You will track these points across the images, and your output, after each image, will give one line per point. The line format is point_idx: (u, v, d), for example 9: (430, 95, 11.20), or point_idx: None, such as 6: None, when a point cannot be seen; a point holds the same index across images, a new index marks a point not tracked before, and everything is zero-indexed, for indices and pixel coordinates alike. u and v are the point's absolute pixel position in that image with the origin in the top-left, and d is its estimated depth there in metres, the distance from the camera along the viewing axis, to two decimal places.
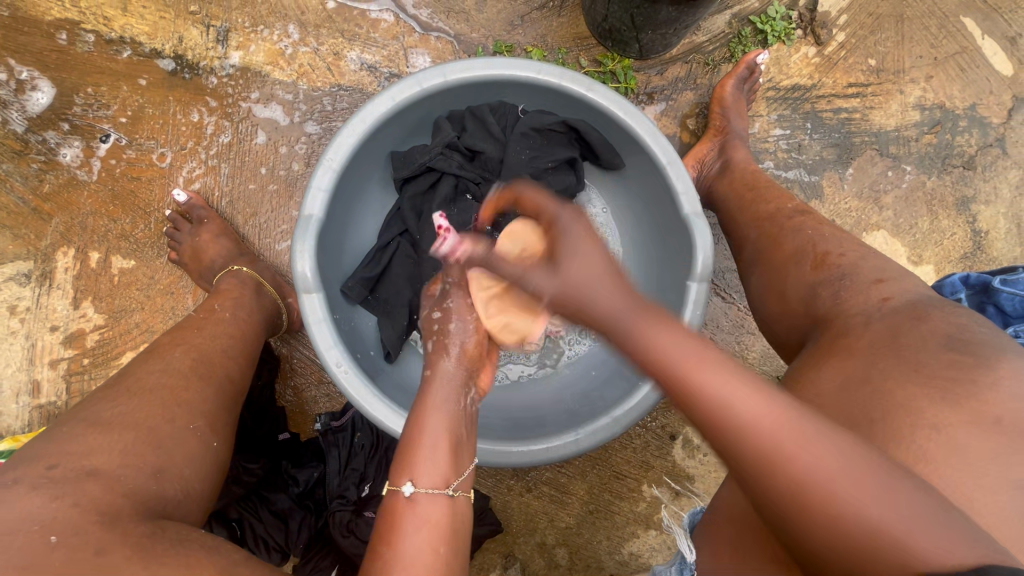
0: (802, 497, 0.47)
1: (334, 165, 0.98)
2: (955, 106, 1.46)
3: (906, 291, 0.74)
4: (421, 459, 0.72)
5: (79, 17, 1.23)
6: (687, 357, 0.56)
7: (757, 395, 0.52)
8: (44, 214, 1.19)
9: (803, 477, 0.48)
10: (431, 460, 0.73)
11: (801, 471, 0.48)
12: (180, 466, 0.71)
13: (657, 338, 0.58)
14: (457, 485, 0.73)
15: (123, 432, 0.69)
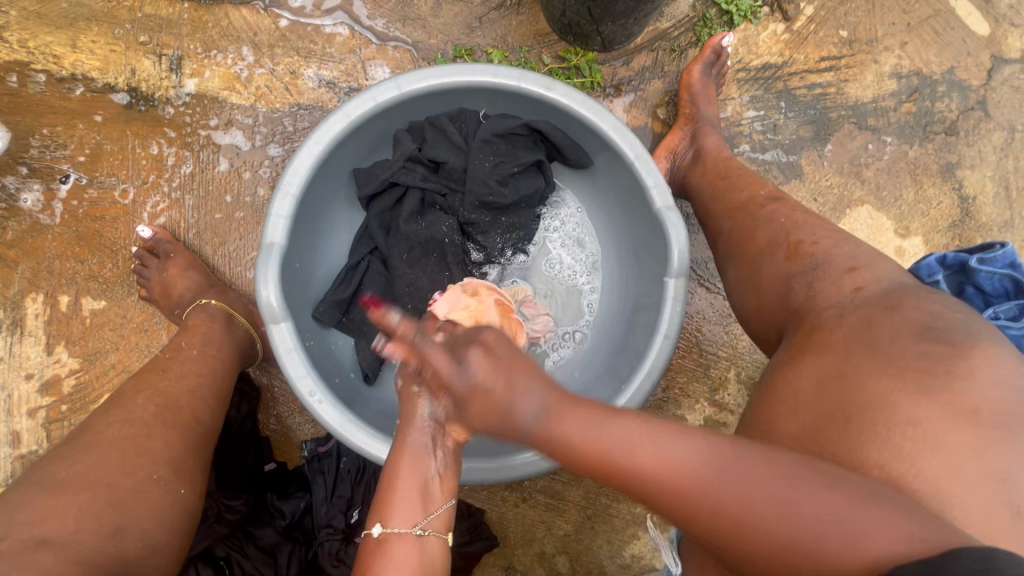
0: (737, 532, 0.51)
1: (293, 189, 0.96)
2: (932, 71, 1.42)
3: (879, 279, 0.72)
4: (396, 499, 0.71)
5: (29, 58, 1.21)
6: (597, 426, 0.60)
7: (658, 452, 0.57)
8: (10, 261, 1.17)
9: (733, 513, 0.52)
10: (406, 500, 0.71)
11: (726, 514, 0.52)
12: (142, 521, 0.70)
13: (568, 429, 0.61)
14: (427, 523, 0.71)
15: (80, 492, 0.68)
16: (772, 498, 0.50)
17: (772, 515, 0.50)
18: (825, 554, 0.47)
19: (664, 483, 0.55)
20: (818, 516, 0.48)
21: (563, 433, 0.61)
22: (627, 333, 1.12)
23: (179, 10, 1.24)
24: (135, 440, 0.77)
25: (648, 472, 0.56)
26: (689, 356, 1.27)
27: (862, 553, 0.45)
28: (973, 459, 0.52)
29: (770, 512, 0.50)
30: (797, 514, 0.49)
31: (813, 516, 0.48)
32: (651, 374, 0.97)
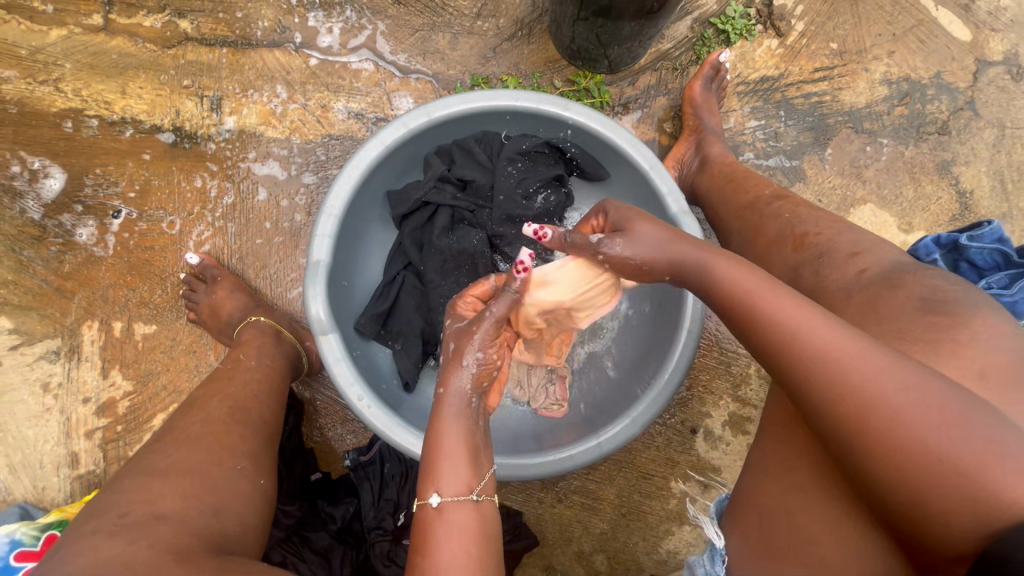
0: (869, 431, 0.56)
1: (336, 211, 1.04)
2: (920, 76, 1.51)
3: (880, 260, 0.79)
4: (443, 466, 0.74)
5: (82, 105, 1.31)
6: (789, 328, 0.63)
7: (825, 328, 0.61)
8: (67, 292, 1.25)
9: (882, 424, 0.55)
10: (452, 468, 0.74)
11: (874, 425, 0.55)
12: (235, 507, 0.74)
13: (735, 278, 0.70)
14: (480, 489, 0.74)
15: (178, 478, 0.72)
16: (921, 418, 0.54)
17: (915, 435, 0.54)
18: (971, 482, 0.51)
19: (814, 376, 0.60)
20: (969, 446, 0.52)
21: (718, 282, 0.72)
22: (651, 335, 1.18)
23: (218, 54, 1.35)
24: (218, 434, 0.81)
25: (796, 347, 0.61)
26: (710, 354, 1.29)
27: (1009, 496, 0.50)
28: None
29: (913, 435, 0.54)
30: (945, 437, 0.53)
31: (964, 454, 0.52)
32: (678, 369, 1.03)
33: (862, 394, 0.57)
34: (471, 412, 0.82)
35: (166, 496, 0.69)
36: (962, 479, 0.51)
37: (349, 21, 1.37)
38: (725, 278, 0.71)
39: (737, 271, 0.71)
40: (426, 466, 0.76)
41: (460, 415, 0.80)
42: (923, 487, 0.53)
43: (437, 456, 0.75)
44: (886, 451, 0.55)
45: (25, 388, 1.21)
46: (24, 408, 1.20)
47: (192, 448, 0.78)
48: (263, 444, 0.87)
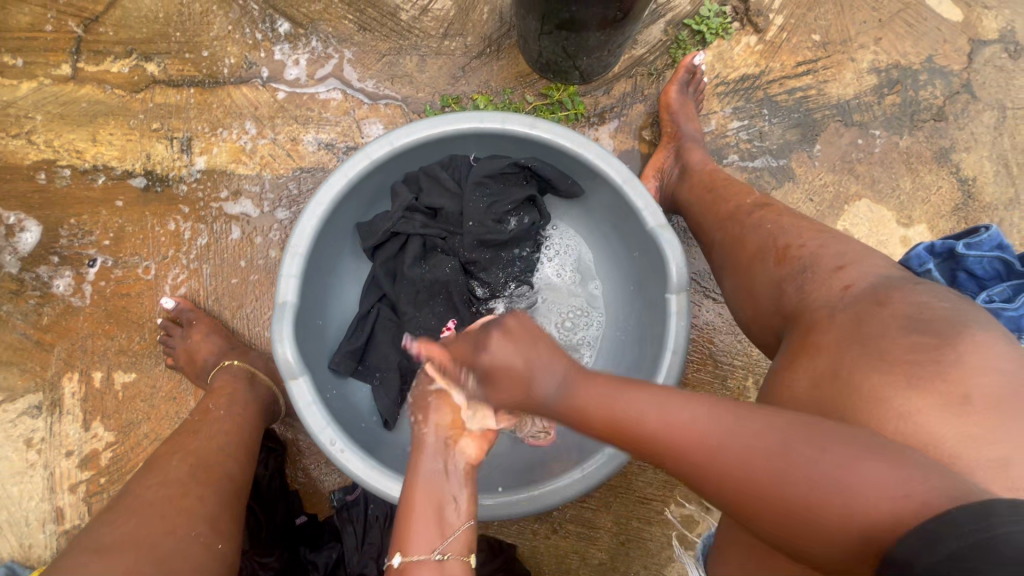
0: (745, 485, 0.55)
1: (300, 250, 1.01)
2: (911, 62, 1.44)
3: (868, 273, 0.74)
4: (413, 526, 0.72)
5: (55, 155, 1.31)
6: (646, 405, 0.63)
7: (662, 413, 0.62)
8: (46, 344, 1.24)
9: (746, 466, 0.55)
10: (422, 529, 0.73)
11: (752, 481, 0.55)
12: None
13: (588, 398, 0.65)
14: (444, 548, 0.72)
15: (124, 553, 0.74)
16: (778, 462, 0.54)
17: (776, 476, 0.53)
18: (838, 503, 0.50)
19: (667, 436, 0.61)
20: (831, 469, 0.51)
21: (586, 408, 0.65)
22: (637, 354, 1.13)
23: (186, 95, 1.34)
24: (175, 498, 0.84)
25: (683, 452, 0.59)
26: (703, 368, 1.26)
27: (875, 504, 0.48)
28: (972, 448, 0.54)
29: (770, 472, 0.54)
30: (811, 469, 0.52)
31: (825, 475, 0.51)
32: None
33: (704, 457, 0.58)
34: (445, 467, 0.78)
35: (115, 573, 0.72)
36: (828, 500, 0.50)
37: (315, 51, 1.35)
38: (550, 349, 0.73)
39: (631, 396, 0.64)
40: (399, 523, 0.74)
41: (433, 473, 0.77)
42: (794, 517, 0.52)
43: (408, 517, 0.73)
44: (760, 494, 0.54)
45: (10, 444, 1.22)
46: (9, 465, 1.21)
47: (146, 516, 0.80)
48: (222, 504, 0.89)
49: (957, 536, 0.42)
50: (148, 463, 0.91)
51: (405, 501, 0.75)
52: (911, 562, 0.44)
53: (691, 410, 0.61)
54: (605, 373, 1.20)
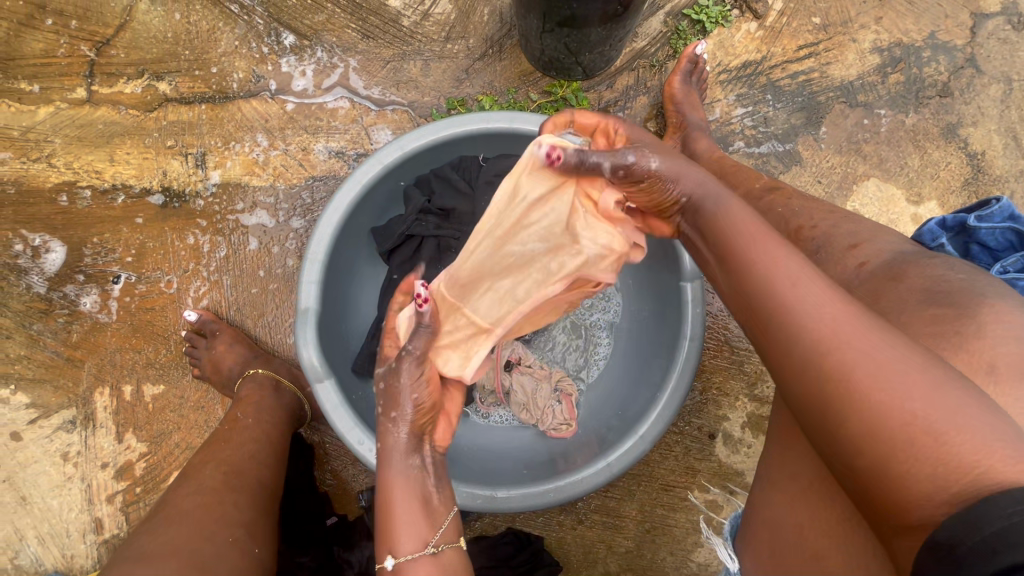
0: (844, 387, 0.50)
1: (319, 256, 1.03)
2: (913, 39, 1.43)
3: (881, 250, 0.75)
4: (398, 526, 0.76)
5: (75, 177, 1.35)
6: (795, 291, 0.59)
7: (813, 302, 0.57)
8: (76, 360, 1.28)
9: (875, 379, 0.49)
10: (407, 528, 0.76)
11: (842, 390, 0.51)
12: None
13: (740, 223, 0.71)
14: (437, 540, 0.76)
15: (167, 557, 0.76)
16: (897, 377, 0.49)
17: (878, 389, 0.49)
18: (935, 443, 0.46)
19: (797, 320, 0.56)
20: (953, 414, 0.46)
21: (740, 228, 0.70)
22: (654, 343, 1.14)
23: (198, 111, 1.37)
24: (210, 505, 0.87)
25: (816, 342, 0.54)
26: (721, 355, 1.24)
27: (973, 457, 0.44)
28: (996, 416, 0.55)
29: (873, 378, 0.49)
30: (943, 408, 0.47)
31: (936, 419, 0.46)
32: (683, 379, 1.00)
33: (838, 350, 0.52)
34: (416, 460, 0.82)
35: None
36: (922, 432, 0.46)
37: (321, 61, 1.38)
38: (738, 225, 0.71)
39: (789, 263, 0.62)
40: (381, 526, 0.77)
41: (403, 471, 0.80)
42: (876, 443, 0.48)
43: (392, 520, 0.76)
44: (843, 397, 0.50)
45: (47, 459, 1.25)
46: (47, 479, 1.25)
47: (186, 522, 0.83)
48: (256, 509, 0.92)
49: (991, 523, 0.41)
50: (183, 473, 0.94)
51: (384, 502, 0.78)
52: (956, 543, 0.43)
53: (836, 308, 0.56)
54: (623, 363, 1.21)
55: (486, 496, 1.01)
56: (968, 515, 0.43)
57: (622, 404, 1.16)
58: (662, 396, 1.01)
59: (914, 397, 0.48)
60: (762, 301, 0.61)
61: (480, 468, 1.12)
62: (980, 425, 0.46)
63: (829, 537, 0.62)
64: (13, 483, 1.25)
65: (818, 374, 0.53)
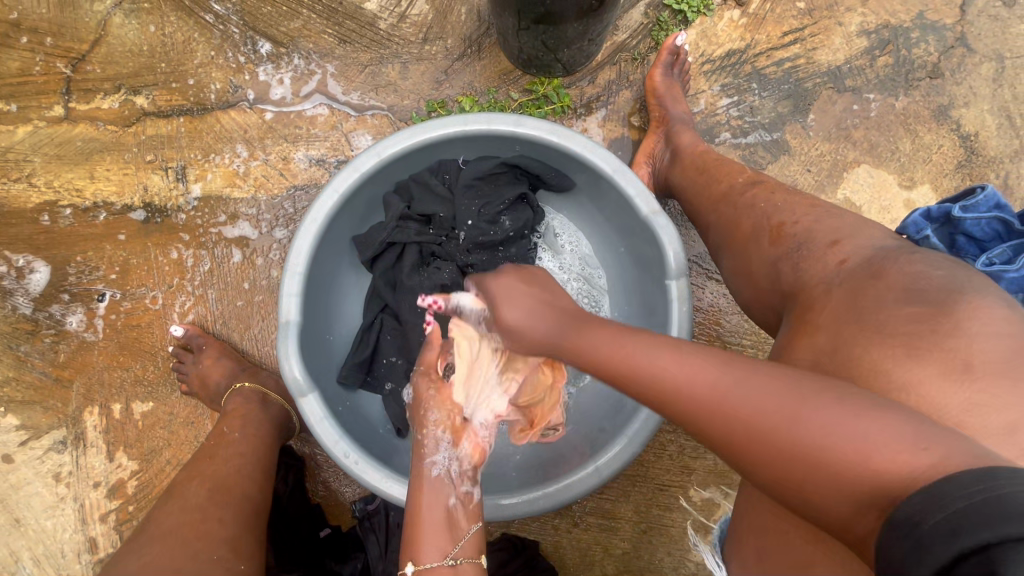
0: (783, 462, 0.53)
1: (299, 268, 1.02)
2: (901, 21, 1.40)
3: (863, 246, 0.72)
4: (423, 531, 0.80)
5: (56, 196, 1.34)
6: (622, 346, 0.69)
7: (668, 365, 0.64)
8: (65, 380, 1.28)
9: (799, 443, 0.52)
10: (433, 537, 0.80)
11: (744, 429, 0.56)
12: None
13: (585, 339, 0.72)
14: (456, 552, 0.79)
15: None
16: (774, 416, 0.55)
17: (768, 428, 0.55)
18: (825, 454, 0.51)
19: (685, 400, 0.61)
20: (831, 425, 0.51)
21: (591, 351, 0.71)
22: None
23: (177, 124, 1.36)
24: (195, 524, 0.86)
25: (736, 415, 0.57)
26: None
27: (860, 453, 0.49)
28: (973, 416, 0.54)
29: (764, 425, 0.55)
30: (844, 436, 0.50)
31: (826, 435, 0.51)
32: None
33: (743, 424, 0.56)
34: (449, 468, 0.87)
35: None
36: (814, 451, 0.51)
37: (299, 69, 1.36)
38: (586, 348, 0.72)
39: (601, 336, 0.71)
40: (410, 531, 0.82)
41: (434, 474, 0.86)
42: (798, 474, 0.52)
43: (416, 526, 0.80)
44: (749, 443, 0.56)
45: (39, 480, 1.26)
46: (40, 500, 1.25)
47: (168, 543, 0.82)
48: (243, 525, 0.91)
49: (962, 497, 0.41)
50: (169, 490, 0.93)
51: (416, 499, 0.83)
52: (918, 521, 0.42)
53: (684, 354, 0.64)
54: None
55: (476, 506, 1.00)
56: (934, 494, 0.43)
57: (614, 404, 1.14)
58: None
59: (798, 429, 0.53)
60: (590, 349, 0.71)
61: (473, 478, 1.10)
62: (877, 425, 0.50)
63: (816, 541, 0.61)
64: (7, 505, 1.25)
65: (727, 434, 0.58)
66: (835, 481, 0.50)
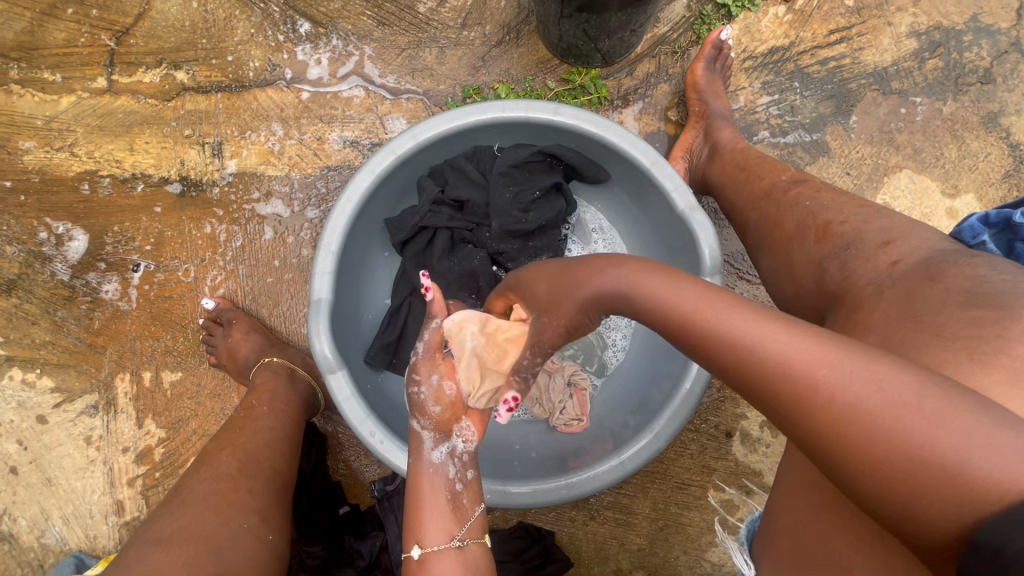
0: (851, 454, 0.48)
1: (332, 248, 1.02)
2: (953, 22, 1.36)
3: (916, 249, 0.70)
4: (424, 520, 0.80)
5: (96, 166, 1.36)
6: (711, 317, 0.58)
7: (753, 348, 0.54)
8: (98, 347, 1.31)
9: (906, 443, 0.45)
10: (434, 521, 0.80)
11: (848, 416, 0.48)
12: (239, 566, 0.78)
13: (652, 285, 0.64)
14: (462, 535, 0.80)
15: (184, 545, 0.77)
16: (901, 419, 0.46)
17: (890, 435, 0.46)
18: (943, 482, 0.44)
19: (767, 373, 0.53)
20: (963, 440, 0.44)
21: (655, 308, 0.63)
22: (672, 339, 1.12)
23: (214, 100, 1.37)
24: (226, 493, 0.87)
25: (793, 380, 0.51)
26: None
27: (992, 483, 0.42)
28: None
29: (885, 428, 0.46)
30: (942, 438, 0.44)
31: (959, 447, 0.44)
32: (700, 376, 0.98)
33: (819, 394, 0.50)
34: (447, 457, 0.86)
35: (173, 563, 0.74)
36: (940, 476, 0.44)
37: (336, 49, 1.36)
38: (670, 278, 0.65)
39: (674, 284, 0.63)
40: (410, 520, 0.82)
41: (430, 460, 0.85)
42: (879, 469, 0.46)
43: (416, 509, 0.81)
44: (857, 450, 0.47)
45: (71, 442, 1.29)
46: (71, 461, 1.29)
47: (200, 510, 0.83)
48: (271, 497, 0.92)
49: None
50: (199, 460, 0.94)
51: (415, 486, 0.84)
52: (1000, 546, 0.40)
53: (784, 328, 0.54)
54: (640, 361, 1.20)
55: (497, 491, 1.00)
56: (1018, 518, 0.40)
57: (641, 397, 1.14)
58: (679, 393, 0.99)
59: (923, 437, 0.45)
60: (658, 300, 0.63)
61: (495, 462, 1.12)
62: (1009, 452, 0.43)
63: (856, 545, 0.60)
64: (40, 464, 1.29)
65: (836, 451, 0.48)
66: (952, 504, 0.43)
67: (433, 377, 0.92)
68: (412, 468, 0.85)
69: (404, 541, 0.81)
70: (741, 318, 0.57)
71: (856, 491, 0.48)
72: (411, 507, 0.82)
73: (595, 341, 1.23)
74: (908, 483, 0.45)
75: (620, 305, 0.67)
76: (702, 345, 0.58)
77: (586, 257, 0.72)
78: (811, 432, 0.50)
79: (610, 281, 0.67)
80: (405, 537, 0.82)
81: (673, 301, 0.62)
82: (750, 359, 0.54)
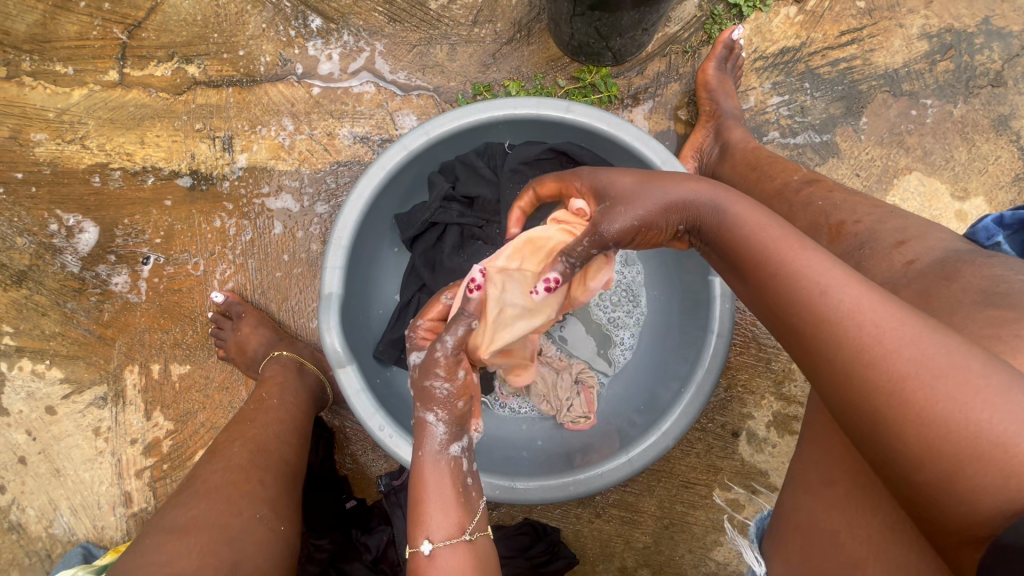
0: (898, 410, 0.47)
1: (343, 242, 1.02)
2: (965, 25, 1.35)
3: (931, 249, 0.70)
4: (434, 512, 0.75)
5: (107, 159, 1.37)
6: (786, 254, 0.61)
7: (825, 291, 0.55)
8: (108, 338, 1.32)
9: (963, 409, 0.44)
10: (443, 514, 0.75)
11: (906, 373, 0.47)
12: (251, 556, 0.79)
13: (742, 216, 0.70)
14: (473, 528, 0.76)
15: (197, 534, 0.77)
16: (962, 384, 0.45)
17: (948, 399, 0.45)
18: (991, 451, 0.43)
19: (830, 318, 0.53)
20: (1019, 417, 0.43)
21: (739, 239, 0.68)
22: (681, 338, 1.12)
23: (225, 95, 1.37)
24: (237, 484, 0.87)
25: (855, 330, 0.51)
26: (747, 353, 1.20)
27: None
28: None
29: (943, 392, 0.45)
30: (999, 411, 0.43)
31: (1014, 422, 0.43)
32: (709, 375, 0.98)
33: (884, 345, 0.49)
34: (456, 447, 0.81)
35: (187, 551, 0.74)
36: (990, 445, 0.43)
37: (347, 45, 1.36)
38: (750, 227, 0.68)
39: (760, 221, 0.68)
40: (415, 513, 0.76)
41: (440, 449, 0.79)
42: (927, 431, 0.45)
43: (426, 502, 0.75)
44: (905, 408, 0.47)
45: (79, 433, 1.30)
46: (79, 452, 1.30)
47: (213, 500, 0.84)
48: (281, 489, 0.93)
49: None
50: (210, 451, 0.95)
51: (422, 476, 0.78)
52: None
53: (858, 281, 0.55)
54: (648, 360, 1.20)
55: (504, 487, 1.00)
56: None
57: (648, 396, 1.14)
58: (688, 392, 0.99)
59: (981, 407, 0.44)
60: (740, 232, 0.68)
61: (502, 458, 1.12)
62: None
63: (869, 542, 0.60)
64: (48, 455, 1.30)
65: (886, 404, 0.48)
66: (998, 476, 0.43)
67: (462, 372, 0.83)
68: (419, 458, 0.79)
69: (408, 536, 0.75)
70: (814, 269, 0.58)
71: (892, 454, 0.48)
72: (418, 499, 0.76)
73: (602, 340, 1.23)
74: (957, 446, 0.44)
75: (709, 221, 0.74)
76: (771, 279, 0.62)
77: (657, 206, 0.76)
78: (858, 388, 0.50)
79: (705, 202, 0.75)
80: (410, 530, 0.75)
81: (755, 236, 0.66)
82: (815, 302, 0.55)
